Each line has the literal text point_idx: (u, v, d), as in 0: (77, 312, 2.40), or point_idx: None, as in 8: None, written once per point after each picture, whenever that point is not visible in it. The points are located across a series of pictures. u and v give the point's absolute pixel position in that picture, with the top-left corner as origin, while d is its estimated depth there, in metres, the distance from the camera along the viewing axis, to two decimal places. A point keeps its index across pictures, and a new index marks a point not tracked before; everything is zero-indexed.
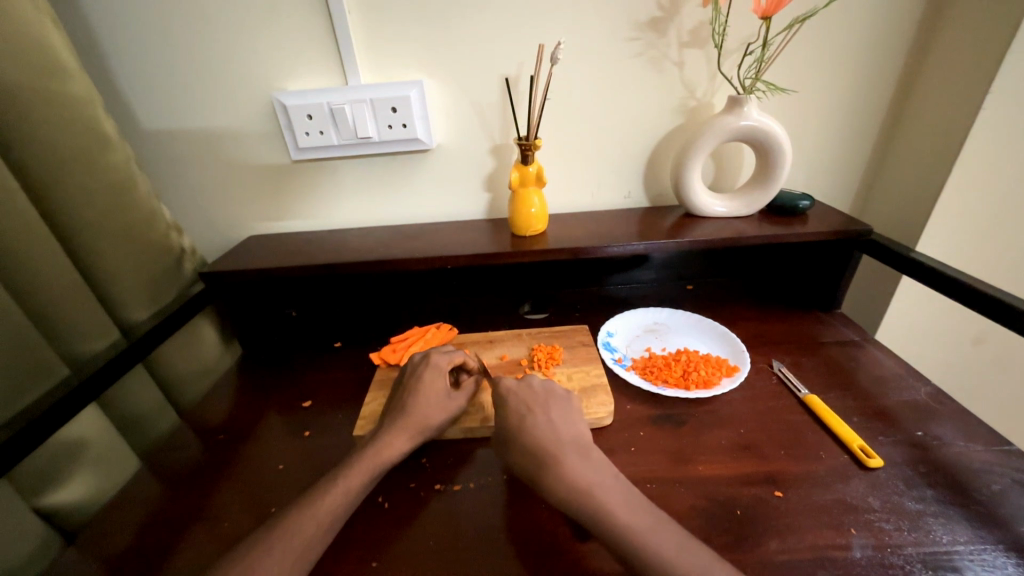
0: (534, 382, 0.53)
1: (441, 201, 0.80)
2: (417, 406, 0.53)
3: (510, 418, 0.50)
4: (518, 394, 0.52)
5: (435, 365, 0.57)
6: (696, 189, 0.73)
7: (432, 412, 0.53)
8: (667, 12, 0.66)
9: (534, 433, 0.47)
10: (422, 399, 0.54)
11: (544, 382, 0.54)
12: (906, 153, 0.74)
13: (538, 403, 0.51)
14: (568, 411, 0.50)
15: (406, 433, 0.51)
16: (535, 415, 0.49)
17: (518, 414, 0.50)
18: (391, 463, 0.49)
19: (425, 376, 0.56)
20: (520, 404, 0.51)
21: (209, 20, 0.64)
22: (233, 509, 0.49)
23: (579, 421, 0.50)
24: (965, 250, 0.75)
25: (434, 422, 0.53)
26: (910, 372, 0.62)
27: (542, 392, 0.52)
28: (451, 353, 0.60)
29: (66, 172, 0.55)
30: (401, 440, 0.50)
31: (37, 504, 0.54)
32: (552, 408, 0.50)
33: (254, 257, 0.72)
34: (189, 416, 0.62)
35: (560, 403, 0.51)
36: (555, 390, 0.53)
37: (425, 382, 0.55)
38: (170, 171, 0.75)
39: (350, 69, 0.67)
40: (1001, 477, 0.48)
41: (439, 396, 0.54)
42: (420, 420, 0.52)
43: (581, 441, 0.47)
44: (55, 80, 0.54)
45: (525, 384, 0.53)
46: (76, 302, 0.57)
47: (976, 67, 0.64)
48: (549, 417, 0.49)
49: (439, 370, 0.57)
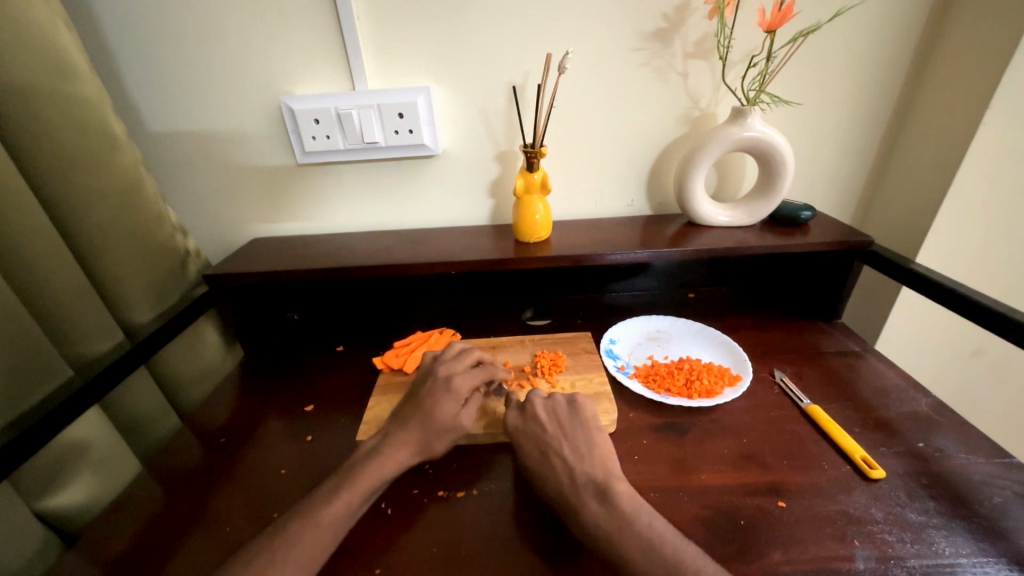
0: (538, 414, 0.52)
1: (446, 207, 0.81)
2: (422, 434, 0.51)
3: (531, 459, 0.49)
4: (527, 435, 0.51)
5: (455, 391, 0.55)
6: (699, 200, 0.73)
7: (439, 439, 0.52)
8: (673, 23, 0.67)
9: (551, 477, 0.47)
10: (432, 422, 0.52)
11: (548, 411, 0.52)
12: (908, 166, 0.75)
13: (549, 444, 0.49)
14: (581, 437, 0.49)
15: (407, 449, 0.50)
16: (551, 460, 0.48)
17: (534, 462, 0.49)
18: (394, 474, 0.48)
19: (443, 401, 0.54)
20: (533, 445, 0.50)
21: (219, 24, 0.65)
22: (234, 513, 0.49)
23: (594, 444, 0.49)
24: (963, 263, 0.76)
25: (440, 447, 0.52)
26: (910, 383, 0.63)
27: (553, 426, 0.51)
28: (473, 375, 0.57)
29: (74, 173, 0.55)
30: (404, 451, 0.50)
31: (37, 506, 0.53)
32: (566, 443, 0.49)
33: (258, 260, 0.72)
34: (190, 419, 0.62)
35: (569, 433, 0.50)
36: (559, 409, 0.52)
37: (440, 407, 0.53)
38: (176, 174, 0.75)
39: (358, 75, 0.68)
40: (1002, 490, 0.48)
41: (450, 421, 0.53)
42: (427, 439, 0.51)
43: (600, 478, 0.45)
44: (66, 83, 0.54)
45: (530, 422, 0.51)
46: (83, 302, 0.57)
47: (978, 80, 0.64)
48: (565, 457, 0.48)
49: (459, 395, 0.55)
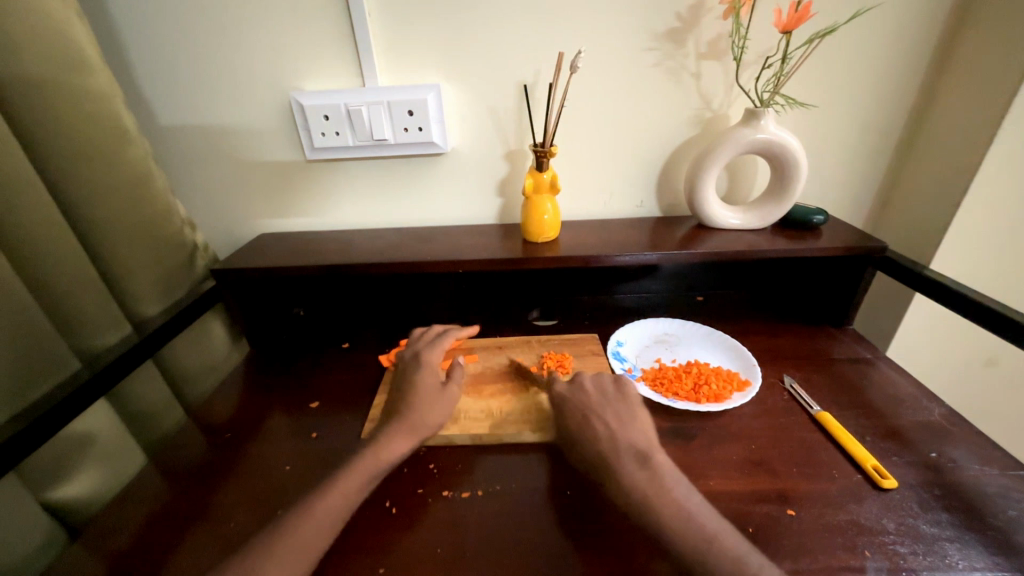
0: (584, 383, 0.54)
1: (453, 205, 0.80)
2: (416, 405, 0.53)
3: (573, 422, 0.50)
4: (571, 401, 0.52)
5: (426, 363, 0.59)
6: (709, 202, 0.73)
7: (430, 413, 0.53)
8: (687, 23, 0.66)
9: (591, 436, 0.48)
10: (419, 397, 0.54)
11: (595, 381, 0.54)
12: (924, 171, 0.74)
13: (592, 408, 0.51)
14: (624, 410, 0.50)
15: (404, 432, 0.50)
16: (592, 423, 0.49)
17: (575, 423, 0.50)
18: (389, 466, 0.48)
19: (419, 376, 0.57)
20: (576, 408, 0.51)
21: (231, 19, 0.65)
22: (238, 507, 0.49)
23: (637, 416, 0.49)
24: (979, 269, 0.75)
25: (434, 419, 0.52)
26: (923, 392, 0.62)
27: (597, 395, 0.52)
28: (441, 347, 0.61)
29: (84, 166, 0.55)
30: (400, 443, 0.49)
31: (44, 497, 0.54)
32: (608, 411, 0.50)
33: (266, 255, 0.72)
34: (195, 413, 0.62)
35: (612, 402, 0.51)
36: (606, 385, 0.53)
37: (420, 379, 0.56)
38: (185, 168, 0.75)
39: (369, 71, 0.67)
40: (1017, 503, 0.47)
41: (433, 394, 0.55)
42: (419, 418, 0.52)
43: (641, 445, 0.46)
44: (78, 76, 0.54)
45: (576, 391, 0.53)
46: (90, 293, 0.57)
47: (998, 83, 0.63)
48: (606, 423, 0.48)
49: (433, 367, 0.58)
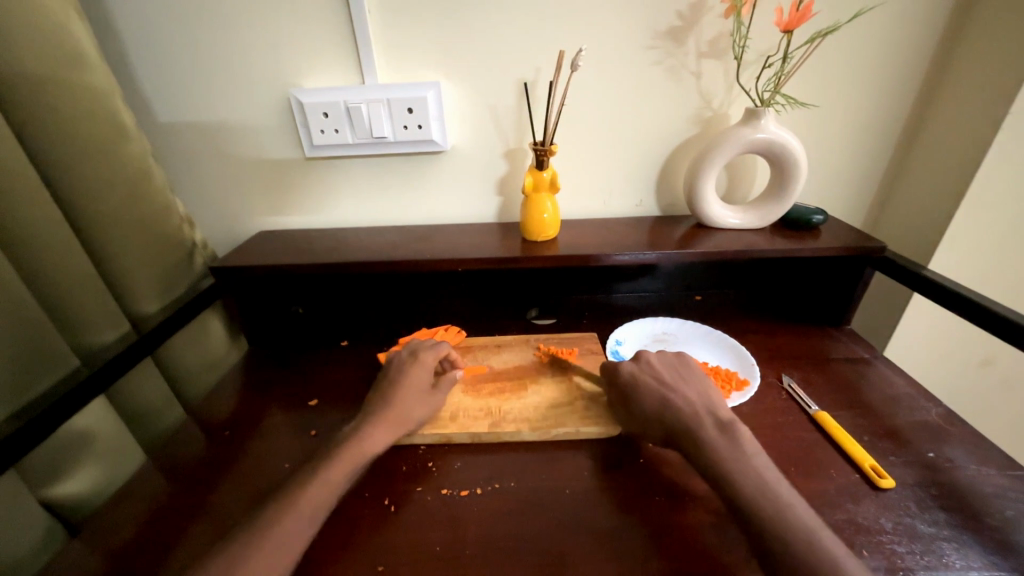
0: (650, 360, 0.56)
1: (452, 204, 0.80)
2: (401, 398, 0.54)
3: (647, 395, 0.52)
4: (642, 376, 0.54)
5: (421, 361, 0.58)
6: (709, 201, 0.73)
7: (414, 409, 0.54)
8: (688, 21, 0.66)
9: (673, 408, 0.50)
10: (406, 394, 0.55)
11: (664, 357, 0.56)
12: (923, 171, 0.74)
13: (666, 383, 0.53)
14: (693, 385, 0.52)
15: (388, 425, 0.52)
16: (669, 397, 0.51)
17: (651, 395, 0.52)
18: (373, 455, 0.49)
19: (411, 373, 0.57)
20: (653, 381, 0.53)
21: (230, 15, 0.64)
22: (239, 506, 0.49)
23: (708, 390, 0.52)
24: (977, 269, 0.75)
25: (416, 416, 0.54)
26: (920, 392, 0.62)
27: (667, 370, 0.55)
28: (439, 348, 0.60)
29: (82, 163, 0.55)
30: (382, 432, 0.51)
31: (43, 495, 0.53)
32: (682, 388, 0.52)
33: (264, 253, 0.72)
34: (195, 410, 0.62)
35: (687, 378, 0.53)
36: (673, 362, 0.56)
37: (412, 377, 0.56)
38: (184, 165, 0.75)
39: (368, 68, 0.67)
40: (1014, 503, 0.47)
41: (421, 394, 0.55)
42: (403, 412, 0.53)
43: (720, 416, 0.48)
44: (76, 72, 0.54)
45: (649, 368, 0.55)
46: (89, 291, 0.57)
47: (997, 84, 0.63)
48: (683, 397, 0.51)
49: (427, 368, 0.58)
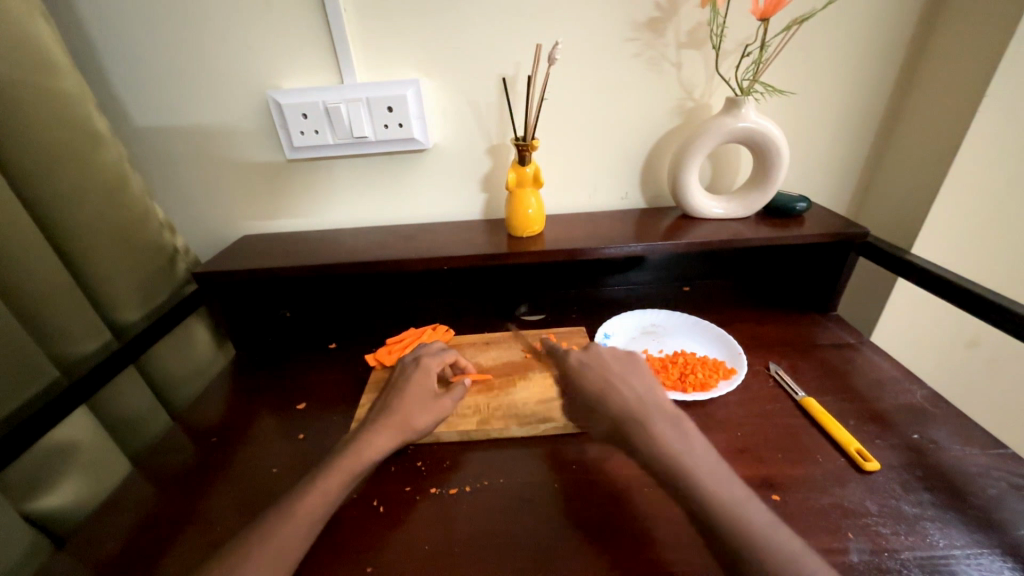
0: (599, 351, 0.54)
1: (437, 202, 0.80)
2: (404, 404, 0.52)
3: (591, 388, 0.51)
4: (589, 369, 0.53)
5: (425, 367, 0.56)
6: (693, 192, 0.73)
7: (418, 416, 0.51)
8: (666, 12, 0.66)
9: (613, 403, 0.48)
10: (409, 401, 0.52)
11: (609, 351, 0.54)
12: (904, 156, 0.74)
13: (611, 375, 0.51)
14: (639, 377, 0.50)
15: (390, 430, 0.50)
16: (610, 389, 0.49)
17: (595, 387, 0.50)
18: (372, 463, 0.47)
19: (415, 379, 0.54)
20: (596, 376, 0.52)
21: (203, 17, 0.63)
22: (226, 512, 0.48)
23: (652, 382, 0.49)
24: (959, 252, 0.76)
25: (419, 423, 0.51)
26: (906, 375, 0.62)
27: (612, 361, 0.52)
28: (442, 356, 0.58)
29: (56, 171, 0.54)
30: (383, 437, 0.49)
31: (26, 508, 0.53)
32: (624, 379, 0.50)
33: (248, 257, 0.71)
34: (182, 418, 0.62)
35: (632, 369, 0.51)
36: (621, 354, 0.53)
37: (413, 382, 0.54)
38: (163, 170, 0.74)
39: (346, 67, 0.67)
40: (997, 481, 0.48)
41: (426, 401, 0.53)
42: (407, 419, 0.51)
43: (664, 406, 0.46)
44: (45, 78, 0.53)
45: (592, 364, 0.53)
46: (68, 302, 0.56)
47: (973, 67, 0.63)
48: (625, 389, 0.49)
49: (430, 373, 0.55)
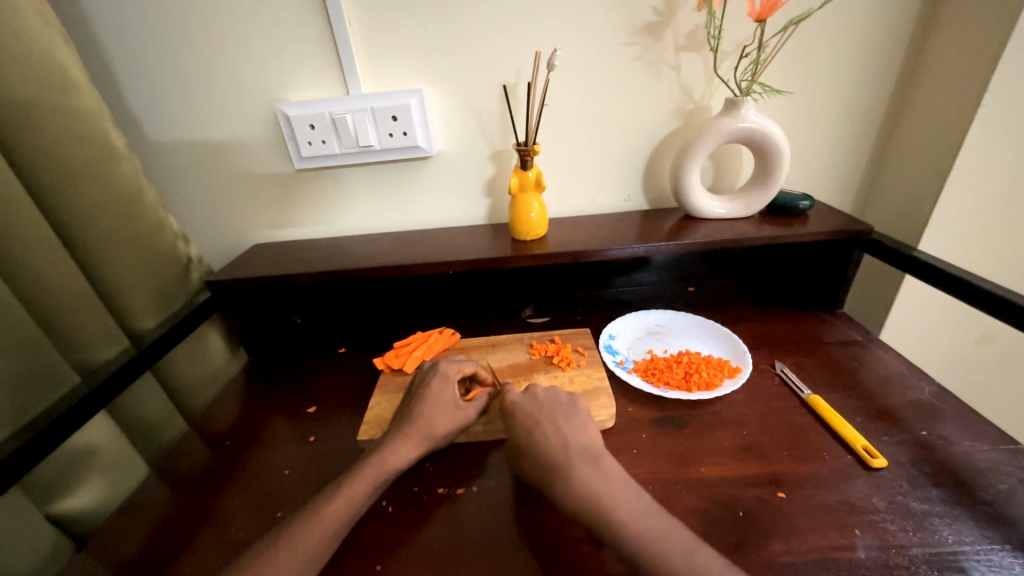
0: (538, 392, 0.53)
1: (442, 208, 0.81)
2: (425, 413, 0.53)
3: (520, 431, 0.50)
4: (523, 409, 0.52)
5: (444, 375, 0.56)
6: (694, 193, 0.73)
7: (440, 424, 0.52)
8: (663, 16, 0.67)
9: (543, 445, 0.48)
10: (430, 409, 0.53)
11: (548, 390, 0.54)
12: (908, 152, 0.74)
13: (543, 417, 0.51)
14: (574, 423, 0.50)
15: (412, 439, 0.51)
16: (537, 432, 0.49)
17: (524, 429, 0.50)
18: (397, 471, 0.49)
19: (434, 386, 0.55)
20: (526, 415, 0.51)
21: (213, 34, 0.66)
22: (239, 513, 0.50)
23: (585, 427, 0.49)
24: (968, 246, 0.75)
25: (441, 431, 0.52)
26: (914, 371, 0.62)
27: (548, 404, 0.52)
28: (462, 363, 0.58)
29: (75, 185, 0.56)
30: (407, 447, 0.50)
31: (50, 510, 0.55)
32: (552, 424, 0.49)
33: (259, 265, 0.73)
34: (197, 423, 0.63)
35: (565, 413, 0.51)
36: (559, 397, 0.53)
37: (434, 391, 0.55)
38: (177, 181, 0.76)
39: (351, 78, 0.68)
40: (1007, 477, 0.47)
41: (449, 409, 0.53)
42: (428, 428, 0.52)
43: (591, 449, 0.47)
44: (65, 96, 0.55)
45: (531, 402, 0.52)
46: (88, 311, 0.58)
47: (974, 61, 0.63)
48: (552, 434, 0.48)
49: (450, 381, 0.56)
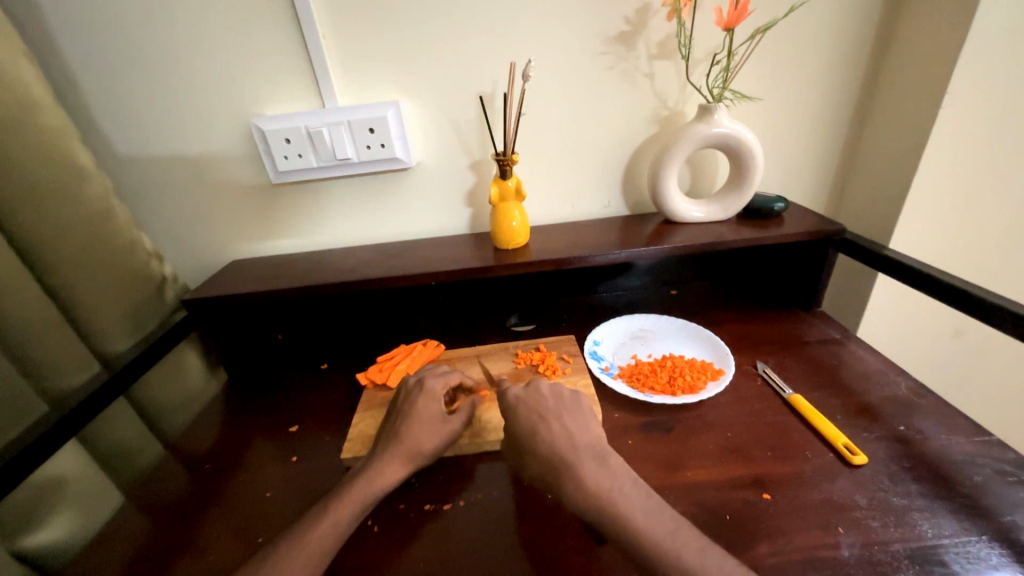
0: (540, 387, 0.52)
1: (423, 219, 0.81)
2: (411, 429, 0.52)
3: (523, 426, 0.49)
4: (526, 404, 0.51)
5: (429, 390, 0.55)
6: (673, 198, 0.74)
7: (426, 441, 0.51)
8: (635, 26, 0.68)
9: (533, 455, 0.47)
10: (415, 426, 0.52)
11: (551, 387, 0.53)
12: (875, 153, 0.76)
13: (548, 412, 0.50)
14: (578, 420, 0.49)
15: (399, 459, 0.50)
16: (541, 429, 0.48)
17: (528, 425, 0.49)
18: (384, 491, 0.48)
19: (420, 402, 0.54)
20: (530, 411, 0.50)
21: (183, 49, 0.65)
22: (219, 538, 0.48)
23: (590, 424, 0.49)
24: (937, 243, 0.77)
25: (427, 448, 0.51)
26: (891, 367, 0.63)
27: (553, 400, 0.51)
28: (447, 377, 0.58)
29: (40, 206, 0.55)
30: (393, 468, 0.49)
31: (17, 547, 0.52)
32: (556, 421, 0.49)
33: (236, 282, 0.72)
34: (174, 447, 0.61)
35: (569, 408, 0.50)
36: (564, 393, 0.52)
37: (420, 407, 0.54)
38: (149, 199, 0.75)
39: (326, 92, 0.68)
40: (983, 469, 0.48)
41: (434, 424, 0.53)
42: (414, 446, 0.51)
43: (591, 450, 0.46)
44: (29, 116, 0.54)
45: (532, 390, 0.52)
46: (57, 337, 0.57)
47: (932, 66, 0.66)
48: (557, 430, 0.48)
49: (435, 397, 0.55)
